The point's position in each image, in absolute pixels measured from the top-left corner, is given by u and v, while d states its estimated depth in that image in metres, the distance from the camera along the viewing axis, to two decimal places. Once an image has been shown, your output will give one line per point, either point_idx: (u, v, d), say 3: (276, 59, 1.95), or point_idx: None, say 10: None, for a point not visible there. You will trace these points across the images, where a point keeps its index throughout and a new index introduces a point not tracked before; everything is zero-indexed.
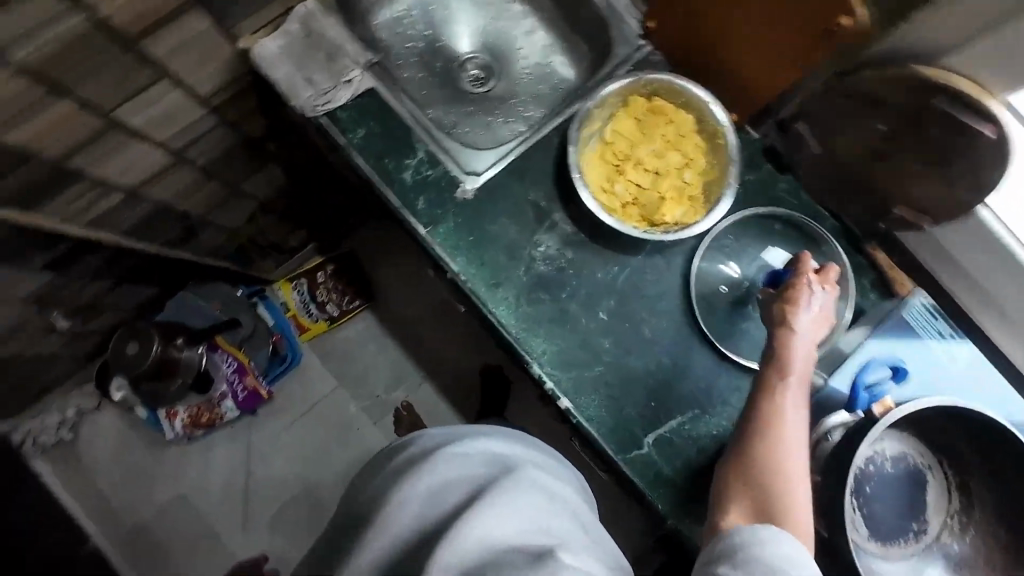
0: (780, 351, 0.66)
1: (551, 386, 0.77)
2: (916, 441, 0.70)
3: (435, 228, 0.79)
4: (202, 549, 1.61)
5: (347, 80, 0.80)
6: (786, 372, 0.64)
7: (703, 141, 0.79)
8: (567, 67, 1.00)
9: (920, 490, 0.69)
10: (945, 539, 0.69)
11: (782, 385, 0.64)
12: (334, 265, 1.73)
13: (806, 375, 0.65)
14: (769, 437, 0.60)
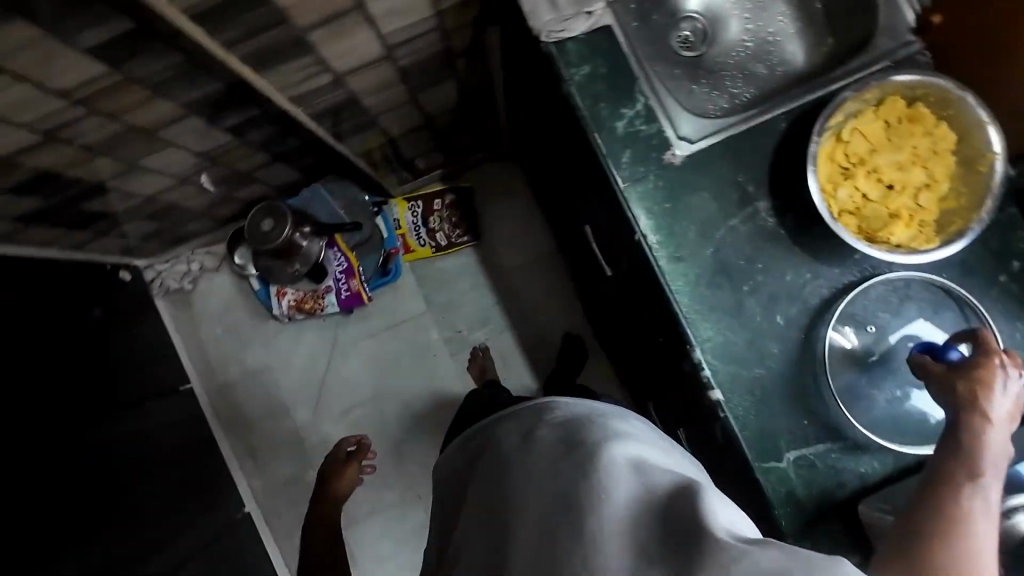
0: (957, 436, 0.61)
1: (707, 374, 0.75)
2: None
3: (632, 185, 0.76)
4: (275, 421, 1.75)
5: (588, 12, 0.76)
6: (964, 462, 0.60)
7: (957, 166, 0.71)
8: (793, 51, 0.92)
9: None
10: None
11: (960, 477, 0.59)
12: (452, 196, 1.75)
13: (988, 470, 0.59)
14: (939, 531, 0.56)
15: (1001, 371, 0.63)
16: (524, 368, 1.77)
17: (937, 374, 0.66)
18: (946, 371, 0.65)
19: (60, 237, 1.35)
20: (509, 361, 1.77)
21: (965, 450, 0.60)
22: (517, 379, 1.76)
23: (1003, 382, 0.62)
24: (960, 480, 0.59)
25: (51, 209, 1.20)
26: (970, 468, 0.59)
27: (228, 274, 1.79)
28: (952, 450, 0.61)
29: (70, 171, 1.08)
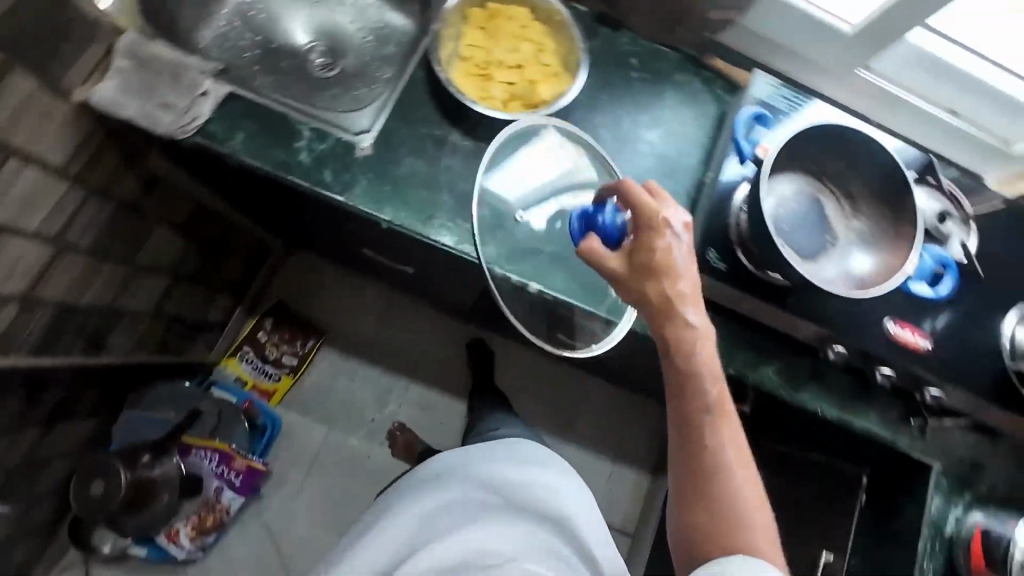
0: (674, 358, 0.62)
1: (516, 278, 0.84)
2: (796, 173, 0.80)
3: (351, 192, 0.82)
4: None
5: (202, 93, 0.79)
6: (687, 381, 0.61)
7: (544, 23, 0.89)
8: (400, 21, 1.04)
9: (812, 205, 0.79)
10: (850, 227, 0.79)
11: (688, 399, 0.60)
12: (271, 318, 1.68)
13: (706, 379, 0.61)
14: (691, 479, 0.59)
15: (671, 251, 0.63)
16: (448, 402, 1.79)
17: (623, 276, 0.65)
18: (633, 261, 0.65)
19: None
20: (432, 406, 1.77)
21: (687, 366, 0.61)
22: (449, 415, 1.77)
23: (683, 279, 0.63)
24: (689, 407, 0.60)
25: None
26: (692, 385, 0.61)
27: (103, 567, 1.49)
28: (677, 374, 0.62)
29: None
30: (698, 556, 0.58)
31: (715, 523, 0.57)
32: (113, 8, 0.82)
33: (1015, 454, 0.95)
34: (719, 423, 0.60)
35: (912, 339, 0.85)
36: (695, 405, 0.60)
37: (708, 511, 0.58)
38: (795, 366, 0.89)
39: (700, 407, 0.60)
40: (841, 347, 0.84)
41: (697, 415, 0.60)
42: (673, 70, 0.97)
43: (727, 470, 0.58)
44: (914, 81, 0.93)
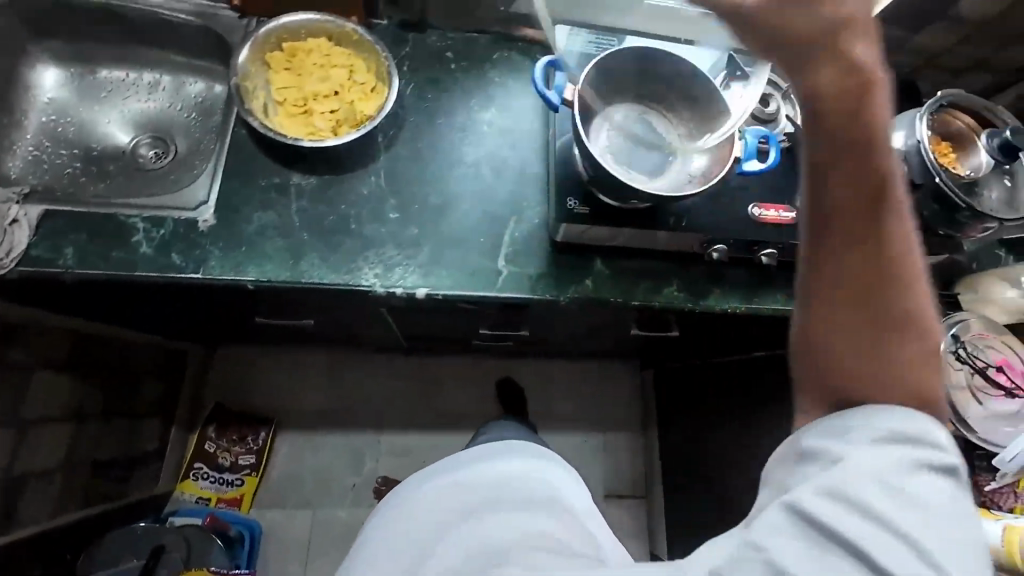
0: (845, 152, 0.45)
1: (403, 289, 0.84)
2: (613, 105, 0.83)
3: (207, 266, 0.79)
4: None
5: (14, 221, 0.75)
6: (849, 191, 0.46)
7: (346, 47, 0.90)
8: (216, 89, 1.04)
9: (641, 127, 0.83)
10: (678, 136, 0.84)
11: (843, 213, 0.46)
12: (213, 424, 1.59)
13: (870, 192, 0.45)
14: (847, 303, 0.48)
15: None
16: (424, 439, 1.75)
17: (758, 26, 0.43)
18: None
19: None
20: (410, 449, 1.73)
21: (864, 155, 0.45)
22: (430, 451, 1.74)
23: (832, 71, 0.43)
24: (844, 221, 0.46)
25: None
26: (845, 197, 0.46)
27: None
28: (841, 178, 0.46)
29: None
30: (832, 392, 0.50)
31: (858, 360, 0.49)
32: None
33: None
34: (888, 243, 0.47)
35: (777, 215, 0.89)
36: (856, 217, 0.46)
37: (848, 347, 0.49)
38: (691, 276, 0.94)
39: (865, 222, 0.46)
40: (721, 245, 0.89)
41: (866, 233, 0.46)
42: (489, 52, 1.00)
43: (906, 266, 0.47)
44: None
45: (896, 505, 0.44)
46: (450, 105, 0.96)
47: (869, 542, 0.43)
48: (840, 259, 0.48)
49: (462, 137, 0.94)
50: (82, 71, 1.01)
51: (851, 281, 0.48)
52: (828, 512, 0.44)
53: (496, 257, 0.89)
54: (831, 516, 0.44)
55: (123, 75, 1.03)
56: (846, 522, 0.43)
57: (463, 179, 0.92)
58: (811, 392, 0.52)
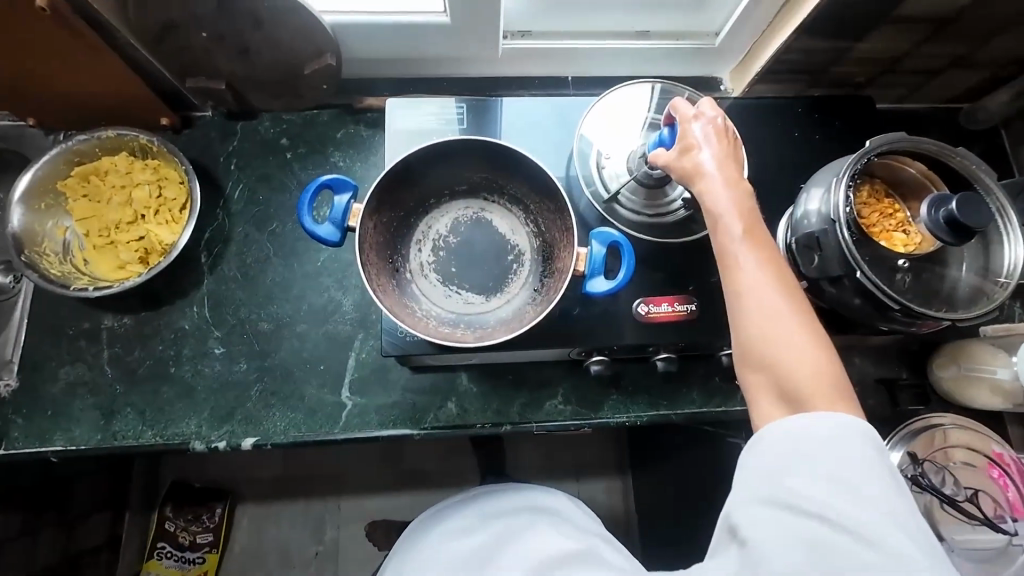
0: (709, 186, 0.56)
1: (226, 443, 0.73)
2: (428, 218, 0.67)
3: (8, 438, 0.72)
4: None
5: None
6: (738, 201, 0.54)
7: (150, 160, 0.78)
8: None
9: (467, 239, 0.67)
10: (517, 239, 0.67)
11: (727, 226, 0.54)
12: (170, 503, 1.51)
13: (744, 204, 0.55)
14: (764, 307, 0.50)
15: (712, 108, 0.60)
16: (387, 506, 1.62)
17: (681, 117, 0.60)
18: (691, 110, 0.60)
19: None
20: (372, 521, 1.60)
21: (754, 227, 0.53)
22: (394, 520, 1.61)
23: (698, 129, 0.59)
24: (733, 231, 0.53)
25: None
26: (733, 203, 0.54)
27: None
28: (717, 207, 0.55)
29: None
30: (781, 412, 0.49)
31: (793, 364, 0.48)
32: None
33: (892, 357, 0.78)
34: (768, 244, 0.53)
35: (671, 312, 0.71)
36: (736, 230, 0.53)
37: (780, 355, 0.49)
38: (579, 385, 0.78)
39: (752, 225, 0.54)
40: (601, 355, 0.73)
41: (760, 234, 0.53)
42: (330, 130, 0.85)
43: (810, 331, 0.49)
44: (574, 24, 0.80)
45: (837, 460, 0.44)
46: (285, 204, 0.83)
47: (827, 502, 0.43)
48: (760, 327, 0.50)
49: (299, 242, 0.81)
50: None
51: (762, 284, 0.51)
52: (795, 497, 0.44)
53: (339, 387, 0.76)
54: (798, 499, 0.43)
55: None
56: (806, 503, 0.43)
57: (301, 297, 0.80)
58: (766, 415, 0.50)
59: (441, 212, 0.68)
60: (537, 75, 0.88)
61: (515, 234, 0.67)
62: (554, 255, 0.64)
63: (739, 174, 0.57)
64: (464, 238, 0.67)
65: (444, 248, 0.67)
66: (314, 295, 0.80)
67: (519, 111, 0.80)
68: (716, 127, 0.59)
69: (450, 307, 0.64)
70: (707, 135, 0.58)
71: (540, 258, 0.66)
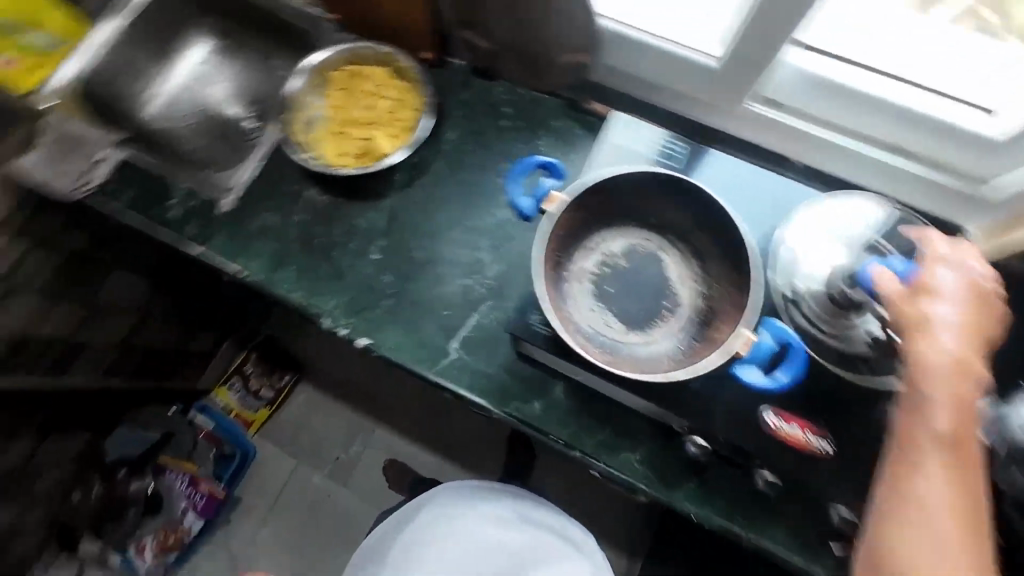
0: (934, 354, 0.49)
1: (347, 332, 0.82)
2: (608, 231, 0.68)
3: (209, 243, 0.88)
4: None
5: (99, 159, 0.93)
6: (953, 378, 0.49)
7: (402, 81, 0.89)
8: None
9: (633, 268, 0.67)
10: (681, 289, 0.66)
11: (927, 396, 0.49)
12: (256, 352, 1.74)
13: (963, 394, 0.48)
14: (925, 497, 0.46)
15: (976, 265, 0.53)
16: (411, 454, 1.70)
17: (930, 258, 0.55)
18: (946, 256, 0.54)
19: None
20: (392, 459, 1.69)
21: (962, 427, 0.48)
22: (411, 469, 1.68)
23: (946, 278, 0.53)
24: (929, 402, 0.48)
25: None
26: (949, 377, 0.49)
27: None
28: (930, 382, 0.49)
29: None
30: None
31: None
32: (54, 89, 0.93)
33: None
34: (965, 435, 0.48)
35: (799, 438, 0.66)
36: (935, 403, 0.48)
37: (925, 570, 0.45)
38: (661, 454, 0.74)
39: (959, 408, 0.48)
40: (703, 441, 0.68)
41: (961, 420, 0.48)
42: (549, 117, 0.91)
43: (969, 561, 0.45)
44: (834, 114, 0.76)
45: None
46: (482, 163, 0.90)
47: None
48: (916, 529, 0.46)
49: (477, 198, 0.88)
50: (225, 44, 1.09)
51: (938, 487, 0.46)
52: None
53: (451, 336, 0.82)
54: None
55: (248, 57, 1.08)
56: None
57: (458, 245, 0.86)
58: None
59: (622, 232, 0.68)
60: (765, 147, 0.85)
61: (681, 284, 0.66)
62: (711, 324, 0.62)
63: (974, 354, 0.50)
64: (631, 266, 0.67)
65: (610, 266, 0.67)
66: (469, 249, 0.86)
67: (733, 171, 0.78)
68: (970, 287, 0.52)
69: (591, 321, 0.65)
70: (957, 291, 0.52)
71: (696, 319, 0.64)
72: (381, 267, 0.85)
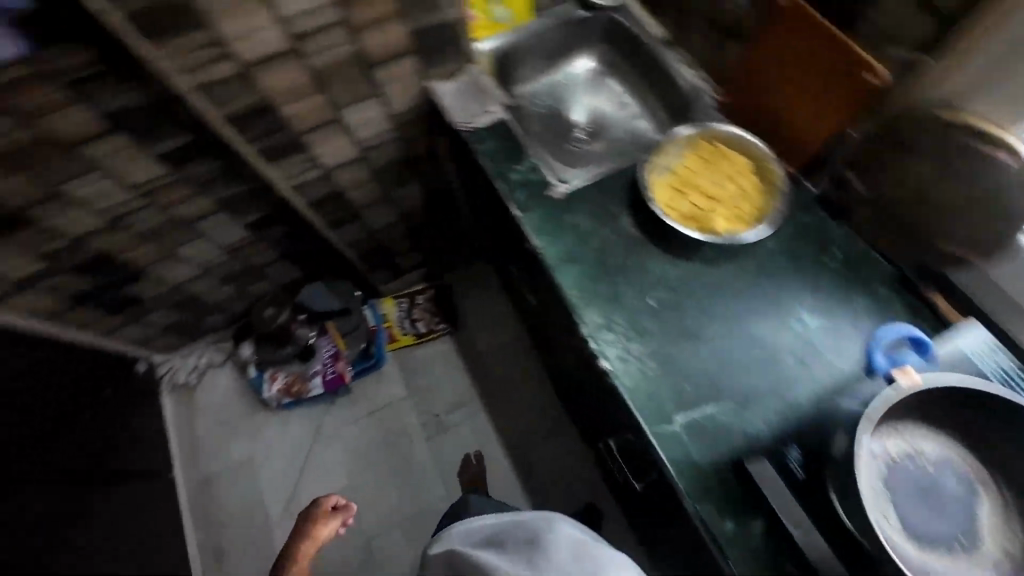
0: None
1: (597, 348, 0.89)
2: (922, 434, 0.74)
3: (527, 212, 1.02)
4: (250, 530, 1.79)
5: (488, 111, 1.12)
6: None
7: (759, 180, 0.96)
8: (649, 131, 1.25)
9: (930, 479, 0.72)
10: (968, 528, 0.69)
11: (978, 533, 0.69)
12: (432, 291, 2.03)
13: None
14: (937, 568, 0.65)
15: None
16: (496, 451, 1.85)
17: None
18: None
19: (89, 319, 1.58)
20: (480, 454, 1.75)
21: None
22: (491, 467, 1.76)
23: None
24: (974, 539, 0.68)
25: (57, 274, 1.34)
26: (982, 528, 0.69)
27: (215, 373, 1.98)
28: None
29: (95, 242, 1.30)
30: None
31: None
32: (486, 50, 1.21)
33: None
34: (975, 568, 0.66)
35: None
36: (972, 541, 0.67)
37: None
38: None
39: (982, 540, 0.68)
40: None
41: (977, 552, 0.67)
42: (876, 279, 0.90)
43: None
44: None
45: None
46: (789, 281, 0.91)
47: None
48: None
49: (769, 309, 0.90)
50: None
51: None
52: None
53: (682, 409, 0.84)
54: None
55: (609, 88, 1.31)
56: None
57: (729, 337, 0.88)
58: None
59: (934, 441, 0.73)
60: None
61: (970, 522, 0.70)
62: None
63: None
64: (929, 476, 0.72)
65: (915, 464, 0.72)
66: (737, 346, 0.87)
67: None
68: None
69: (888, 504, 0.68)
70: None
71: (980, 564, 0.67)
72: (654, 313, 0.91)
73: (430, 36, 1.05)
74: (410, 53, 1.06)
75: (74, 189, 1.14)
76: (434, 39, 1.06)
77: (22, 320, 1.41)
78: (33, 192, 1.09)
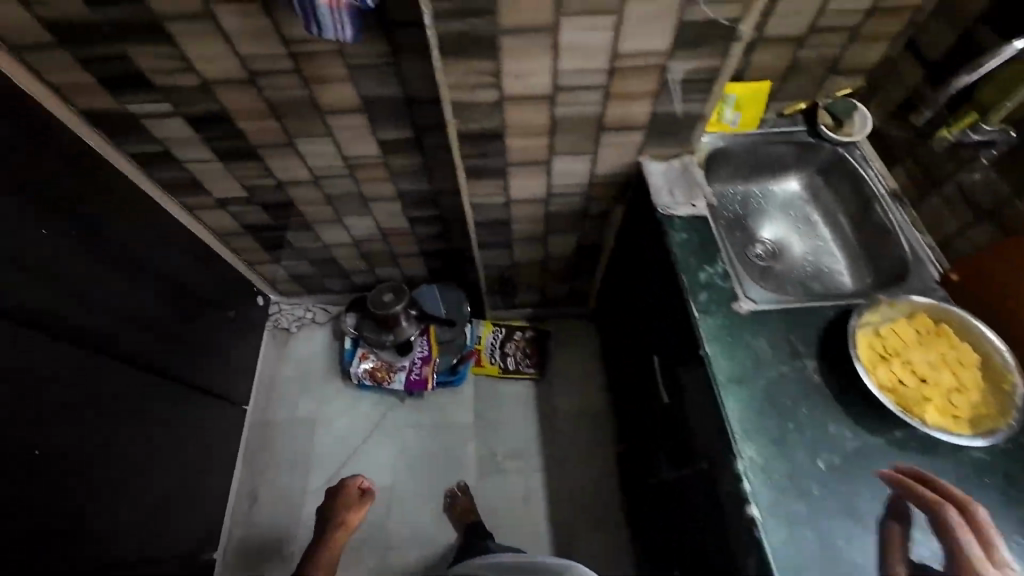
0: None
1: (748, 491, 0.81)
2: None
3: (705, 317, 0.98)
4: (291, 490, 1.83)
5: (692, 204, 1.11)
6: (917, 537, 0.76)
7: (981, 381, 0.87)
8: (839, 273, 1.22)
9: None
10: None
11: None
12: (532, 332, 2.04)
13: None
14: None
15: None
16: (539, 516, 1.78)
17: None
18: None
19: (246, 248, 1.74)
20: (463, 485, 1.81)
21: None
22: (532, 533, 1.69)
23: None
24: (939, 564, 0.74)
25: (248, 206, 1.49)
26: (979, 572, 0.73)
27: (313, 330, 2.09)
28: None
29: (291, 190, 1.43)
30: None
31: None
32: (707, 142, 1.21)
33: None
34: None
35: None
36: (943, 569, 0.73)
37: None
38: None
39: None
40: None
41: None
42: None
43: None
44: None
45: None
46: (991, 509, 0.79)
47: None
48: None
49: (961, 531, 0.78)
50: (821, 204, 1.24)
51: None
52: None
53: None
54: None
55: (807, 217, 1.30)
56: None
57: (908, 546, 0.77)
58: None
59: None
60: None
61: None
62: None
63: None
64: None
65: None
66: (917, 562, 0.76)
67: None
68: None
69: None
70: None
71: None
72: (824, 482, 0.82)
73: (669, 120, 1.07)
74: (645, 127, 1.08)
75: (302, 146, 1.26)
76: (671, 123, 1.07)
77: (200, 228, 1.59)
78: (272, 140, 1.23)
